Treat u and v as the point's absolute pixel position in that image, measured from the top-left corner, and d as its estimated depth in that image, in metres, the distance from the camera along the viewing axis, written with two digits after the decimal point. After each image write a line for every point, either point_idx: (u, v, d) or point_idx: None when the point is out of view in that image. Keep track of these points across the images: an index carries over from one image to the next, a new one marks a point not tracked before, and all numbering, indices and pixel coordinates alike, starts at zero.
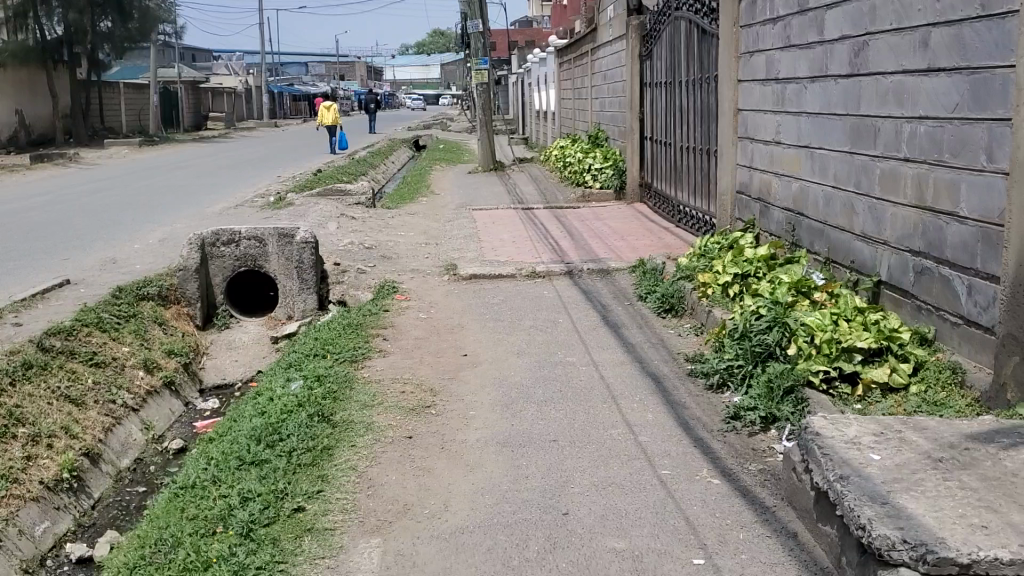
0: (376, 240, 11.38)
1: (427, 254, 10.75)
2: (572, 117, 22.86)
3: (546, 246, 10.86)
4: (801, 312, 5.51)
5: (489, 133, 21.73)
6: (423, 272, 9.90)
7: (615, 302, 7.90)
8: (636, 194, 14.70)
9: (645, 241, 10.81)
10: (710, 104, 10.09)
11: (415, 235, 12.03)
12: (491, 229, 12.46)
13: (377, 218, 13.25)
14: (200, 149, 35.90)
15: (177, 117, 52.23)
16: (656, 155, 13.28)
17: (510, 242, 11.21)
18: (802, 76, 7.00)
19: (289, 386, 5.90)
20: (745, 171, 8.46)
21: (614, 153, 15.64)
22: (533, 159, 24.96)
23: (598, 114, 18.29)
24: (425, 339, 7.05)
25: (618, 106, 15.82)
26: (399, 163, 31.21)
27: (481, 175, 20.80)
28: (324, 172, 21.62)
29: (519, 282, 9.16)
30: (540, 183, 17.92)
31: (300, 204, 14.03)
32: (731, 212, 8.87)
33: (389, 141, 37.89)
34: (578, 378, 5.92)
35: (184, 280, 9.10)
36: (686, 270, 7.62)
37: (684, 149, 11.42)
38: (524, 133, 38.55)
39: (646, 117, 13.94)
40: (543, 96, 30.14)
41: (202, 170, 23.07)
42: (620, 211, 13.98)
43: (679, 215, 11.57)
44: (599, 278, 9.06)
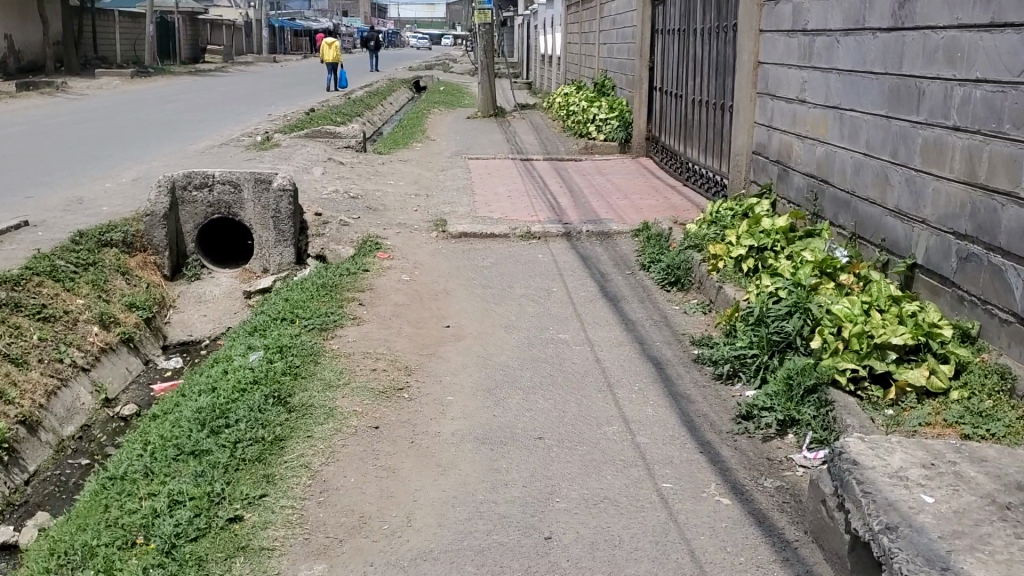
0: (363, 189, 10.70)
1: (416, 207, 10.09)
2: (578, 63, 21.99)
3: (544, 203, 10.20)
4: (827, 298, 4.87)
5: (490, 78, 20.89)
6: (410, 227, 9.25)
7: (615, 270, 7.27)
8: (642, 148, 13.97)
9: (650, 201, 10.13)
10: (727, 55, 9.34)
11: (405, 185, 11.35)
12: (487, 181, 11.77)
13: (366, 165, 12.55)
14: (194, 82, 34.94)
15: (173, 49, 51.01)
16: (665, 108, 12.54)
17: (506, 198, 10.54)
18: (835, 28, 6.27)
19: (249, 356, 5.28)
20: (763, 131, 7.76)
21: (619, 104, 14.88)
22: (535, 105, 24.12)
23: (604, 61, 17.48)
24: (405, 306, 6.43)
25: (626, 54, 15.01)
26: (398, 105, 30.31)
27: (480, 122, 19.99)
28: (318, 112, 20.83)
29: (512, 244, 8.52)
30: (541, 133, 17.17)
31: (287, 146, 13.31)
32: (745, 175, 8.19)
33: (389, 81, 36.88)
34: (570, 361, 5.31)
35: (151, 226, 8.42)
36: (695, 239, 6.98)
37: (696, 102, 10.69)
38: (527, 78, 37.52)
39: (656, 66, 13.16)
40: (549, 40, 29.15)
41: (192, 106, 22.25)
42: (625, 166, 13.26)
43: (688, 174, 10.87)
44: (598, 242, 8.42)
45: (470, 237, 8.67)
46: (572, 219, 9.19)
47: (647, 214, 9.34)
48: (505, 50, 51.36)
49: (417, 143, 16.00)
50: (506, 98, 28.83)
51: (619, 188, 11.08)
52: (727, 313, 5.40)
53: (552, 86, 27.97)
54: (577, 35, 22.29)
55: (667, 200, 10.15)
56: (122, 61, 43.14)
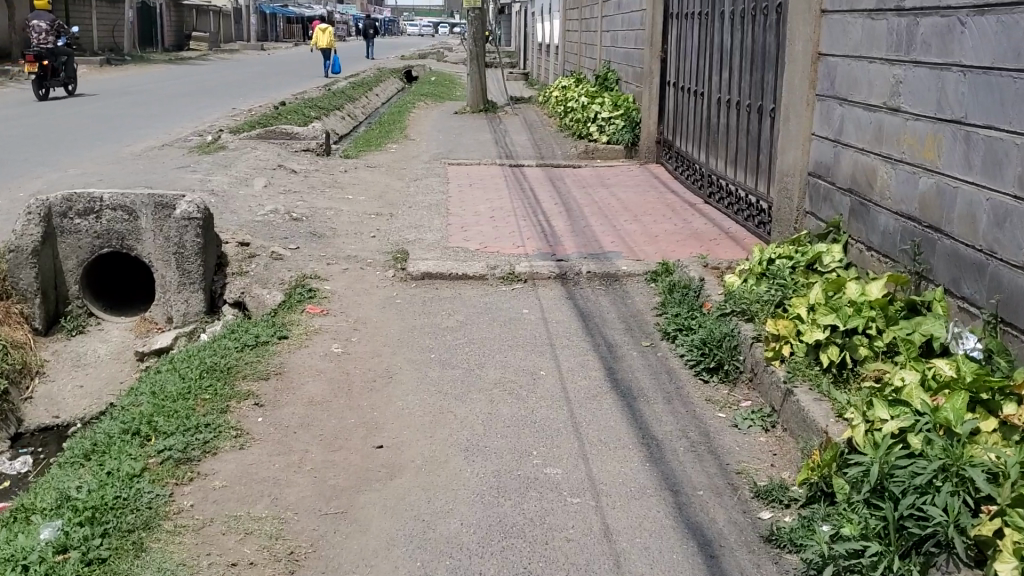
0: (310, 206, 8.69)
1: (373, 233, 8.07)
2: (577, 53, 19.96)
3: (537, 228, 8.18)
4: (999, 459, 2.87)
5: (480, 68, 18.87)
6: (360, 262, 7.24)
7: (627, 338, 5.26)
8: (653, 155, 11.95)
9: (668, 227, 8.12)
10: (767, 43, 7.34)
11: (366, 200, 9.31)
12: (466, 195, 9.74)
13: (323, 174, 10.53)
14: (170, 71, 32.87)
15: (156, 36, 48.87)
16: (681, 107, 10.55)
17: (488, 220, 8.51)
18: (955, 4, 4.27)
19: (39, 531, 3.24)
20: (828, 147, 5.74)
21: (625, 101, 12.87)
22: (530, 99, 22.08)
23: (608, 50, 15.46)
24: (322, 405, 4.43)
25: (633, 44, 12.98)
26: (384, 97, 28.25)
27: (467, 118, 17.94)
28: (288, 106, 18.83)
29: (488, 288, 6.49)
30: (536, 132, 15.16)
31: (233, 150, 11.30)
32: (799, 203, 6.18)
33: (378, 70, 34.79)
34: (561, 528, 3.32)
35: (16, 266, 6.39)
36: (740, 300, 4.99)
37: (722, 102, 8.70)
38: (524, 68, 35.45)
39: (670, 58, 11.17)
40: (546, 28, 27.09)
41: (151, 98, 20.18)
42: (633, 174, 11.26)
43: (712, 192, 8.87)
44: (602, 287, 6.40)
45: (435, 278, 6.64)
46: (570, 254, 7.18)
47: (668, 247, 7.33)
48: (502, 38, 49.30)
49: (392, 144, 13.96)
50: (499, 90, 26.80)
51: (627, 207, 9.08)
52: (811, 459, 3.42)
53: (549, 78, 25.97)
54: (576, 22, 20.25)
55: (690, 225, 8.15)
56: (99, 49, 40.99)
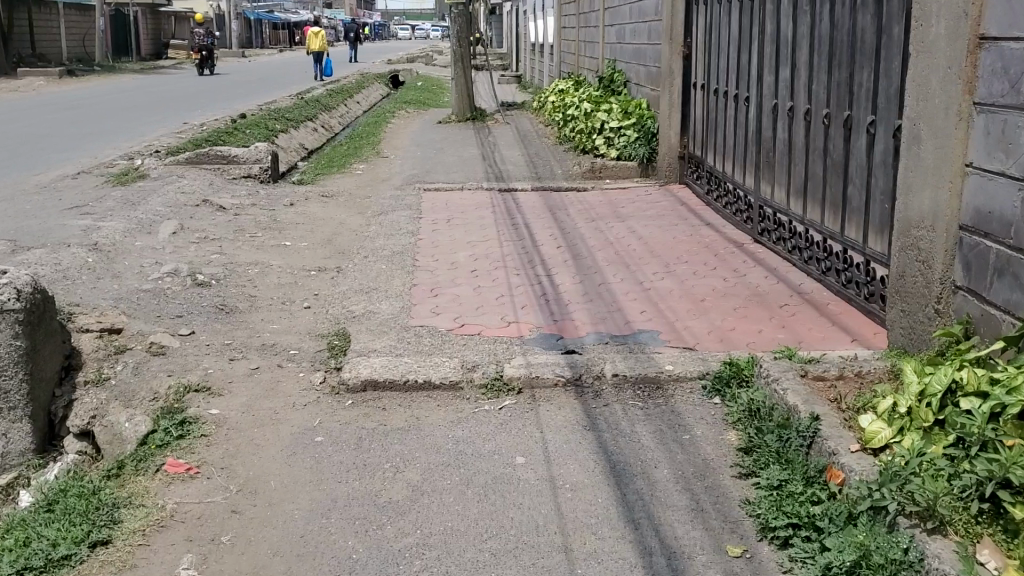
0: (228, 261, 6.46)
1: (308, 302, 5.81)
2: (575, 52, 17.76)
3: (536, 290, 5.96)
4: None
5: (465, 71, 16.66)
6: (280, 355, 4.99)
7: (697, 535, 3.03)
8: (676, 174, 9.69)
9: (716, 284, 5.92)
10: (860, 28, 5.12)
11: (308, 248, 7.05)
12: (441, 236, 7.50)
13: (261, 210, 8.28)
14: (137, 81, 30.60)
15: (130, 44, 46.57)
16: (713, 115, 8.34)
17: (467, 278, 6.29)
18: None
19: None
20: (1007, 187, 3.51)
21: (638, 107, 10.66)
22: (524, 105, 19.82)
23: (612, 47, 13.24)
24: None
25: (646, 39, 10.74)
26: (365, 105, 26.00)
27: (452, 129, 15.67)
28: (248, 119, 16.64)
29: (461, 405, 4.24)
30: (530, 144, 12.94)
31: (153, 180, 9.09)
32: (945, 273, 3.95)
33: (360, 76, 32.53)
34: None
35: None
36: (908, 481, 2.75)
37: (778, 110, 6.48)
38: (516, 70, 33.22)
39: (696, 54, 8.96)
40: (540, 26, 24.90)
41: (96, 113, 17.94)
42: (652, 200, 9.02)
43: (770, 230, 6.68)
44: (637, 401, 4.15)
45: (380, 388, 4.36)
46: (584, 338, 4.93)
47: (729, 325, 5.09)
48: (494, 39, 47.11)
49: (359, 164, 11.74)
50: (489, 95, 24.54)
51: (654, 251, 6.85)
52: None
53: (544, 81, 23.74)
54: (573, 18, 18.00)
55: (747, 282, 5.93)
56: (67, 59, 38.70)
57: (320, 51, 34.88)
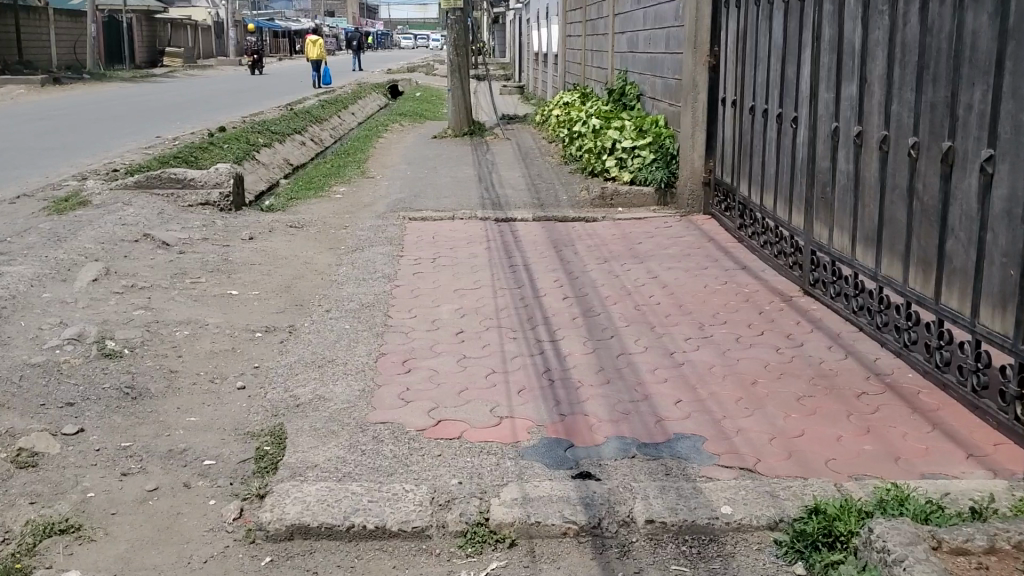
0: (152, 321, 5.18)
1: (243, 380, 4.52)
2: (581, 62, 16.53)
3: (538, 363, 4.61)
4: None
5: (462, 82, 15.42)
6: (191, 468, 3.70)
7: None
8: (700, 203, 8.43)
9: (769, 359, 4.63)
10: (968, 32, 3.86)
11: (259, 298, 5.77)
12: (423, 281, 6.21)
13: (213, 246, 7.00)
14: (124, 89, 29.36)
15: (123, 52, 45.33)
16: (747, 137, 7.08)
17: (451, 343, 4.94)
18: None
19: None
20: None
21: (656, 126, 9.40)
22: (525, 118, 18.56)
23: (624, 57, 11.98)
24: None
25: (664, 48, 9.50)
26: (360, 116, 24.76)
27: (446, 145, 14.40)
28: (228, 132, 15.39)
29: (425, 568, 2.93)
30: (532, 163, 11.68)
31: (92, 209, 7.82)
32: None
33: (356, 85, 31.30)
34: None
35: None
36: None
37: (838, 135, 5.22)
38: (519, 80, 32.04)
39: (727, 67, 7.71)
40: (543, 35, 23.71)
41: (65, 125, 16.70)
42: (673, 234, 7.74)
43: (829, 282, 5.42)
44: (682, 567, 2.87)
45: (315, 538, 3.07)
46: (601, 446, 3.64)
47: (796, 428, 3.81)
48: (495, 49, 45.99)
49: (340, 186, 10.48)
50: (490, 107, 23.30)
51: (684, 306, 5.57)
52: None
53: (548, 93, 22.48)
54: (579, 25, 16.77)
55: (807, 357, 4.66)
56: (55, 67, 37.47)
57: (315, 59, 33.65)
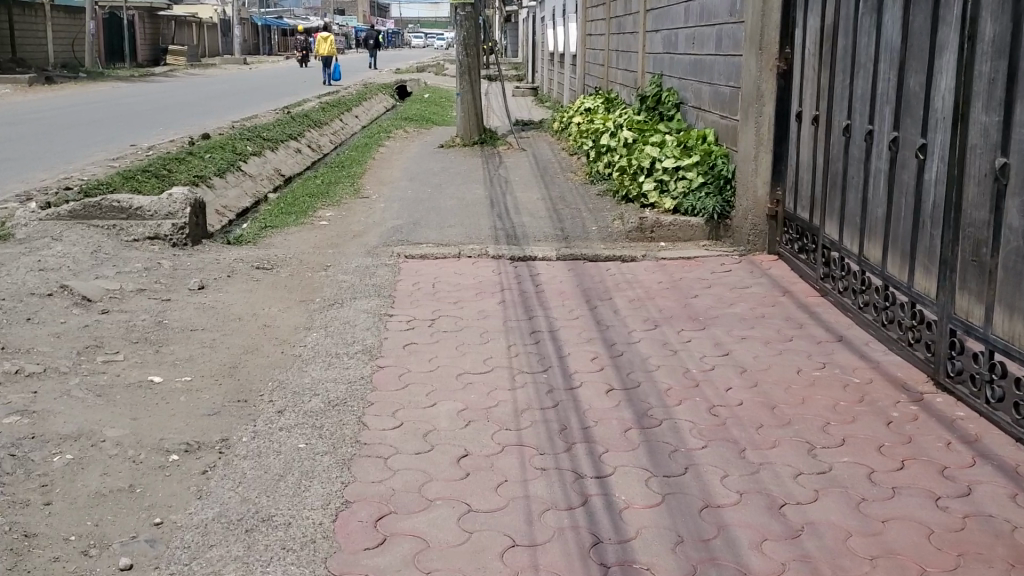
0: (24, 438, 3.62)
1: (131, 556, 2.96)
2: (604, 63, 14.96)
3: (580, 528, 3.03)
4: None
5: (473, 85, 13.89)
6: None
7: None
8: (763, 240, 6.85)
9: (932, 524, 3.05)
10: None
11: (188, 391, 4.22)
12: (416, 355, 4.64)
13: (150, 301, 5.45)
14: (119, 89, 27.85)
15: (125, 50, 43.94)
16: (836, 165, 5.53)
17: (451, 476, 3.37)
18: None
19: None
20: None
21: (705, 143, 7.82)
22: (542, 125, 16.97)
23: (659, 59, 10.40)
24: None
25: (714, 48, 7.94)
26: (364, 120, 23.23)
27: (453, 156, 12.87)
28: (212, 141, 13.88)
29: None
30: (551, 180, 10.12)
31: (10, 246, 6.28)
32: None
33: (362, 86, 29.75)
34: None
35: None
36: None
37: (1006, 176, 3.65)
38: (532, 81, 30.49)
39: (805, 75, 6.14)
40: (560, 34, 22.16)
41: (37, 130, 15.20)
42: (734, 282, 6.15)
43: (984, 381, 3.86)
44: None
45: None
46: None
47: None
48: (507, 48, 44.50)
49: (327, 209, 8.94)
50: (502, 112, 21.70)
51: (779, 412, 4.00)
52: None
53: (566, 97, 20.87)
54: (602, 24, 15.18)
55: (989, 518, 3.08)
56: (52, 66, 36.01)
57: (320, 59, 32.12)
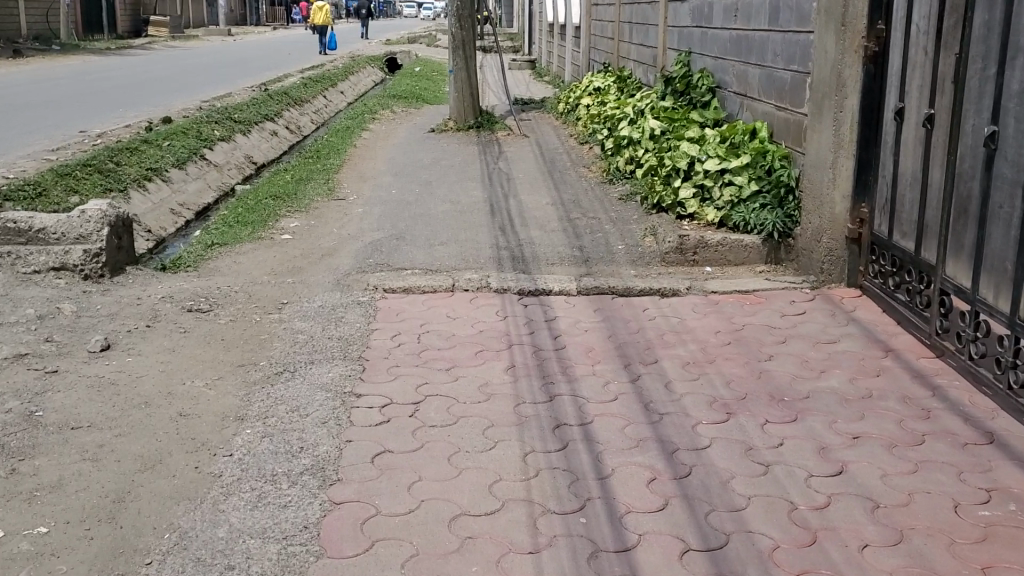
0: None
1: None
2: (614, 36, 13.39)
3: None
4: None
5: (467, 63, 12.35)
6: None
7: None
8: (840, 270, 5.38)
9: None
10: None
11: (37, 560, 2.74)
12: (391, 476, 3.17)
13: (27, 377, 3.96)
14: (91, 62, 26.11)
15: (104, 21, 42.05)
16: (968, 187, 4.06)
17: None
18: None
19: None
20: None
21: (757, 141, 6.32)
22: (544, 104, 15.40)
23: (687, 34, 8.89)
24: None
25: (768, 23, 6.43)
26: (350, 97, 21.59)
27: (446, 144, 11.35)
28: (175, 125, 12.32)
29: None
30: (560, 177, 8.63)
31: None
32: None
33: (349, 58, 28.03)
34: None
35: None
36: None
37: None
38: (529, 54, 28.82)
39: (909, 60, 4.64)
40: (561, 4, 20.52)
41: None
42: (813, 332, 4.69)
43: None
44: None
45: None
46: None
47: None
48: (502, 19, 42.74)
49: (293, 216, 7.43)
50: (499, 88, 20.10)
51: None
52: None
53: (568, 73, 19.23)
54: None
55: None
56: (26, 39, 34.23)
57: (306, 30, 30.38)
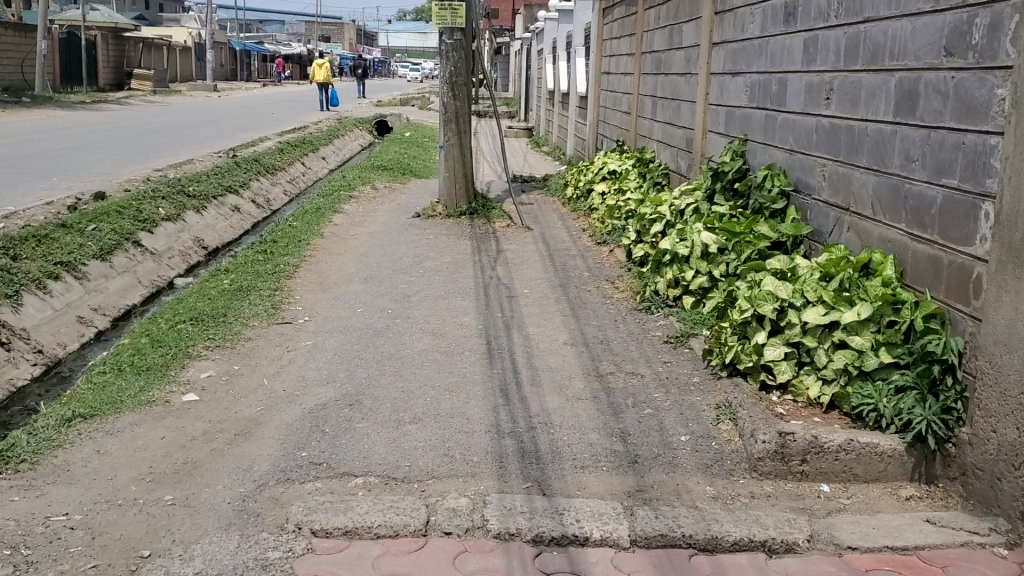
0: None
1: None
2: (631, 110, 11.51)
3: None
4: None
5: (458, 138, 10.42)
6: None
7: None
8: None
9: None
10: None
11: None
12: None
13: None
14: (59, 118, 24.25)
15: (85, 74, 40.37)
16: None
17: None
18: None
19: None
20: None
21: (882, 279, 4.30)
22: (546, 183, 13.47)
23: (741, 115, 6.95)
24: None
25: (894, 112, 4.47)
26: (333, 164, 19.67)
27: (432, 236, 9.35)
28: (110, 202, 10.29)
29: None
30: (579, 298, 6.60)
31: None
32: None
33: (334, 120, 26.21)
34: None
35: None
36: None
37: None
38: (527, 120, 27.12)
39: None
40: (564, 68, 18.77)
41: None
42: None
43: None
44: None
45: None
46: None
47: None
48: (498, 82, 41.27)
49: (213, 355, 5.35)
50: (496, 159, 18.22)
51: None
52: None
53: (571, 144, 17.40)
54: (629, 60, 11.73)
55: None
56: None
57: None
